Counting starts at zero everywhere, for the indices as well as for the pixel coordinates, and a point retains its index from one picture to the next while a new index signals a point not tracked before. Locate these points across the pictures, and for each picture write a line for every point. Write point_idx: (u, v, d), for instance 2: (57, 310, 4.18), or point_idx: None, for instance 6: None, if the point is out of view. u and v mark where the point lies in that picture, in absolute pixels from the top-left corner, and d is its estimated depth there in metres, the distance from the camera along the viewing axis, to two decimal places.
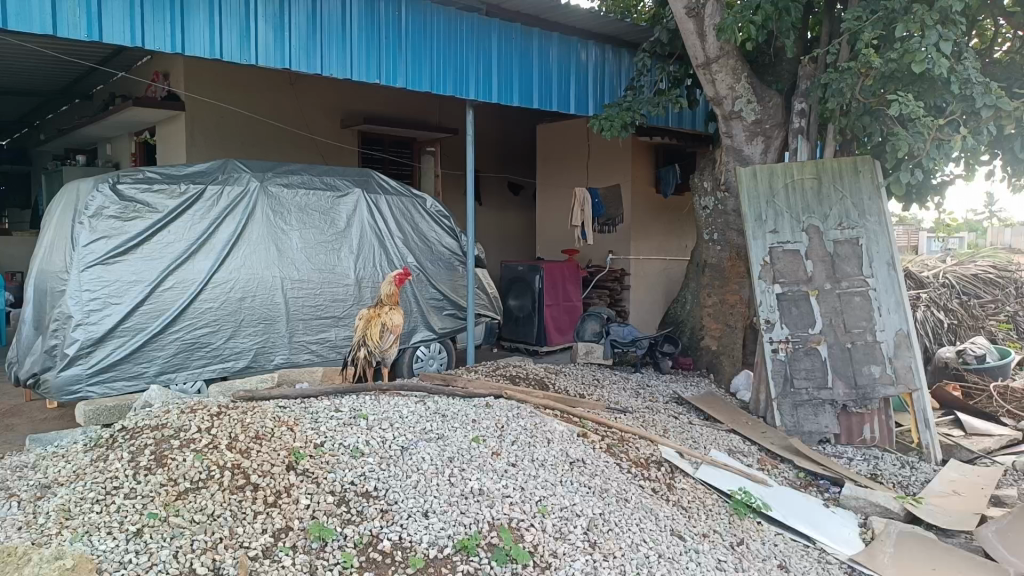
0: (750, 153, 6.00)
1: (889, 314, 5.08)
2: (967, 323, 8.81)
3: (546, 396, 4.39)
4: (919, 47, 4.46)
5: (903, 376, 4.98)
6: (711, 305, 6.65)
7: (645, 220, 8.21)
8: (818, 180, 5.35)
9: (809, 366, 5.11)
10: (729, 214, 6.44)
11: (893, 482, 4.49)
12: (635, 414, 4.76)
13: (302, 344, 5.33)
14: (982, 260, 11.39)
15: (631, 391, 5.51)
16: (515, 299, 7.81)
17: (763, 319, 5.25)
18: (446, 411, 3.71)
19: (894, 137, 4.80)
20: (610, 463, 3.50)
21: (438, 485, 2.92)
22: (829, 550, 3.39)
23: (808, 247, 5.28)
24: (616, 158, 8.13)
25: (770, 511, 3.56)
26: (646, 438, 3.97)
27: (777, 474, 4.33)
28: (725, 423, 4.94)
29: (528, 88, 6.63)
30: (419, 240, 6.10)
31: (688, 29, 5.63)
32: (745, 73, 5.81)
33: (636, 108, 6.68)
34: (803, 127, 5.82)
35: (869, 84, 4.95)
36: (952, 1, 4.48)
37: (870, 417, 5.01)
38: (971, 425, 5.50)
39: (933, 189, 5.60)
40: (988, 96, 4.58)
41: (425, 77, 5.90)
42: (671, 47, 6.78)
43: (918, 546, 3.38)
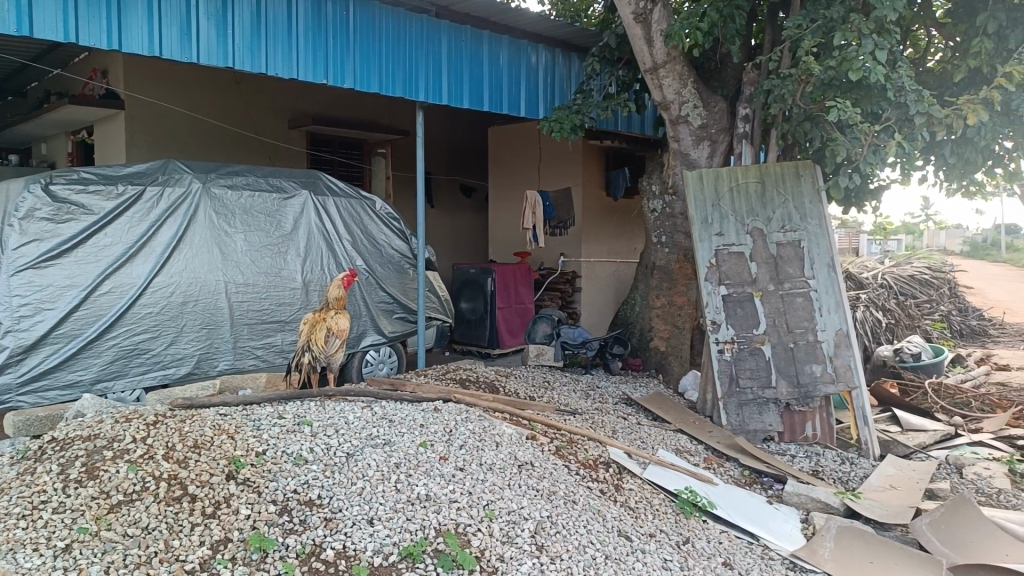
0: (696, 157, 6.11)
1: (829, 314, 5.22)
2: (904, 322, 9.15)
3: (495, 399, 4.38)
4: (856, 56, 4.60)
5: (843, 374, 5.13)
6: (659, 306, 6.74)
7: (596, 223, 8.27)
8: (761, 184, 5.47)
9: (754, 366, 5.22)
10: (677, 216, 6.54)
11: (833, 478, 4.61)
12: (585, 415, 4.79)
13: (247, 350, 5.20)
14: (918, 262, 11.87)
15: (581, 392, 5.55)
16: (467, 302, 7.79)
17: (709, 319, 5.36)
18: (394, 417, 3.66)
19: (832, 143, 4.95)
20: (559, 465, 3.51)
21: (384, 491, 2.88)
22: (772, 546, 3.46)
23: (752, 249, 5.39)
24: (567, 161, 8.17)
25: (715, 509, 3.61)
26: (595, 439, 3.99)
27: (722, 472, 4.40)
28: (672, 423, 5.02)
29: (478, 90, 6.61)
30: (369, 243, 6.03)
31: (636, 35, 5.69)
32: (691, 79, 5.91)
33: (586, 111, 6.74)
34: (747, 132, 5.95)
35: (809, 91, 5.10)
36: (886, 11, 4.64)
37: (812, 415, 5.15)
38: (907, 422, 5.71)
39: (871, 193, 5.79)
40: (920, 103, 4.74)
41: (374, 79, 5.84)
42: (620, 51, 6.86)
43: (857, 540, 3.49)
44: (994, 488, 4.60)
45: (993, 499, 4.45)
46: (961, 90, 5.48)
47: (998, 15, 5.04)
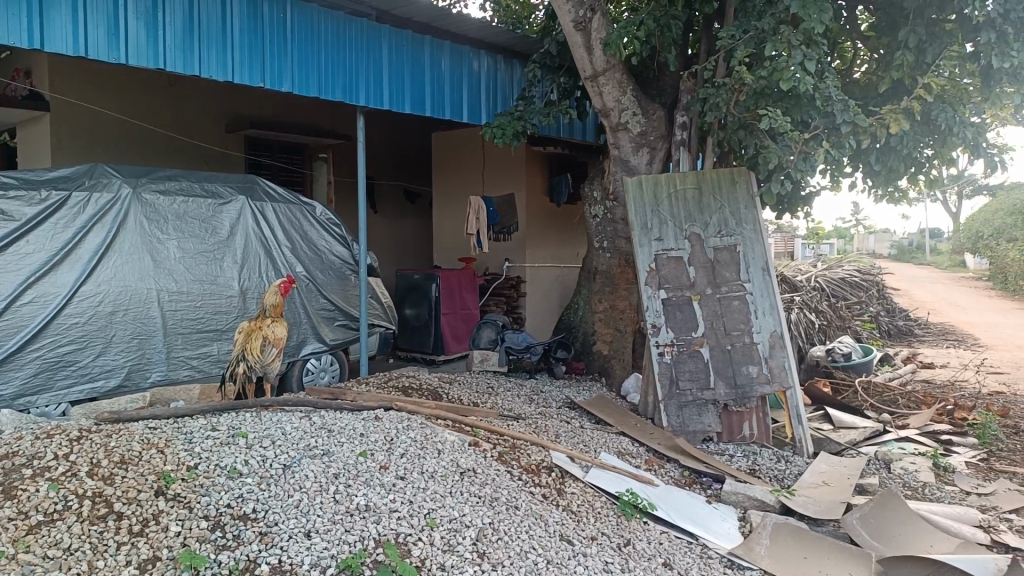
0: (636, 164, 6.22)
1: (764, 316, 5.36)
2: (835, 324, 9.49)
3: (438, 406, 4.35)
4: (786, 66, 4.75)
5: (778, 375, 5.27)
6: (602, 311, 6.82)
7: (539, 229, 8.31)
8: (698, 190, 5.59)
9: (693, 368, 5.33)
10: (618, 222, 6.64)
11: (769, 476, 4.74)
12: (528, 420, 4.80)
13: (181, 360, 5.04)
14: (849, 265, 12.34)
15: (525, 397, 5.56)
16: (411, 308, 7.73)
17: (649, 323, 5.44)
18: (333, 426, 3.60)
19: (765, 150, 5.10)
20: (502, 471, 3.51)
21: (322, 503, 2.82)
22: (710, 545, 3.51)
23: (690, 253, 5.51)
24: (510, 167, 8.19)
25: (656, 510, 3.66)
26: (537, 444, 4.00)
27: (662, 473, 4.47)
28: (614, 425, 5.08)
29: (420, 96, 6.58)
30: (309, 249, 5.92)
31: (576, 42, 5.76)
32: (630, 86, 6.00)
33: (527, 118, 6.78)
34: (684, 139, 6.08)
35: (742, 99, 5.25)
36: (814, 23, 4.80)
37: (749, 415, 5.29)
38: (838, 419, 5.91)
39: (802, 199, 5.99)
40: (847, 113, 4.87)
41: (313, 83, 5.75)
42: (561, 58, 6.93)
43: (791, 537, 3.60)
44: (919, 482, 4.80)
45: (917, 492, 4.64)
46: (885, 100, 5.72)
47: (918, 29, 5.29)
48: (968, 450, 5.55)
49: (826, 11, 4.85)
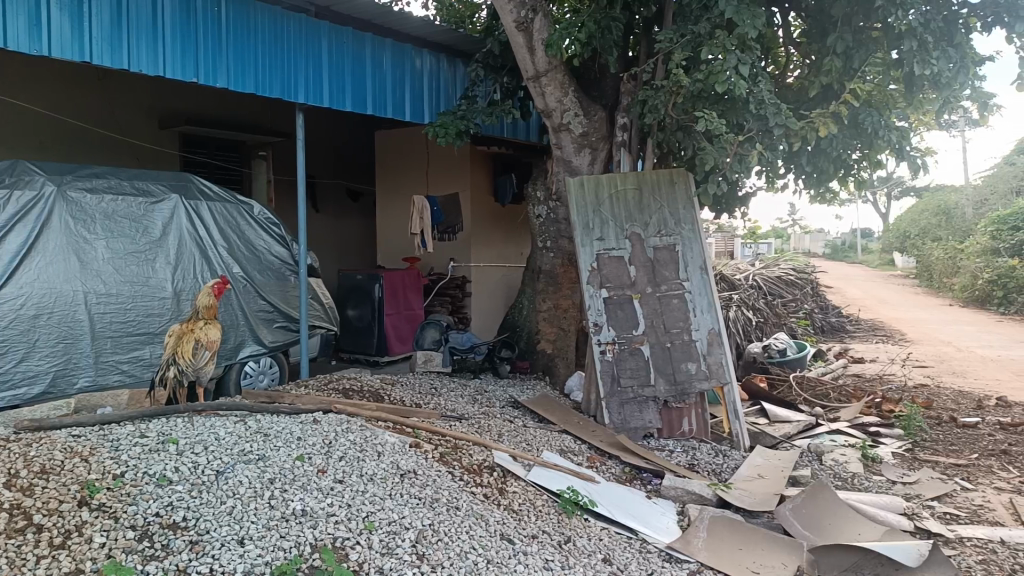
0: (578, 164, 6.28)
1: (702, 314, 5.49)
2: (771, 321, 9.77)
3: (378, 408, 4.30)
4: (721, 70, 4.87)
5: (716, 371, 5.40)
6: (545, 310, 6.85)
7: (484, 228, 8.30)
8: (639, 191, 5.68)
9: (634, 366, 5.41)
10: (561, 222, 6.69)
11: (707, 470, 4.84)
12: (471, 420, 4.79)
13: (110, 365, 4.86)
14: (785, 264, 12.73)
15: (468, 397, 5.55)
16: (354, 309, 7.63)
17: (592, 322, 5.49)
18: (269, 430, 3.53)
19: (701, 152, 5.21)
20: (443, 472, 3.49)
21: (256, 509, 2.76)
22: (649, 540, 3.57)
23: (631, 253, 5.59)
24: (453, 166, 8.17)
25: (597, 507, 3.68)
26: (480, 444, 3.99)
27: (604, 470, 4.52)
28: (557, 424, 5.11)
29: (361, 94, 6.49)
30: (246, 249, 5.77)
31: (518, 43, 5.77)
32: (572, 88, 6.05)
33: (470, 117, 6.77)
34: (625, 140, 6.17)
35: (680, 101, 5.36)
36: (748, 28, 4.92)
37: (687, 411, 5.41)
38: (773, 414, 6.09)
39: (739, 200, 6.16)
40: (778, 116, 5.03)
41: (249, 78, 5.60)
42: (503, 58, 6.95)
43: (728, 529, 3.70)
44: (849, 472, 4.99)
45: (847, 482, 4.82)
46: (815, 104, 5.92)
47: (846, 36, 5.49)
48: (894, 440, 5.79)
49: (758, 17, 4.98)
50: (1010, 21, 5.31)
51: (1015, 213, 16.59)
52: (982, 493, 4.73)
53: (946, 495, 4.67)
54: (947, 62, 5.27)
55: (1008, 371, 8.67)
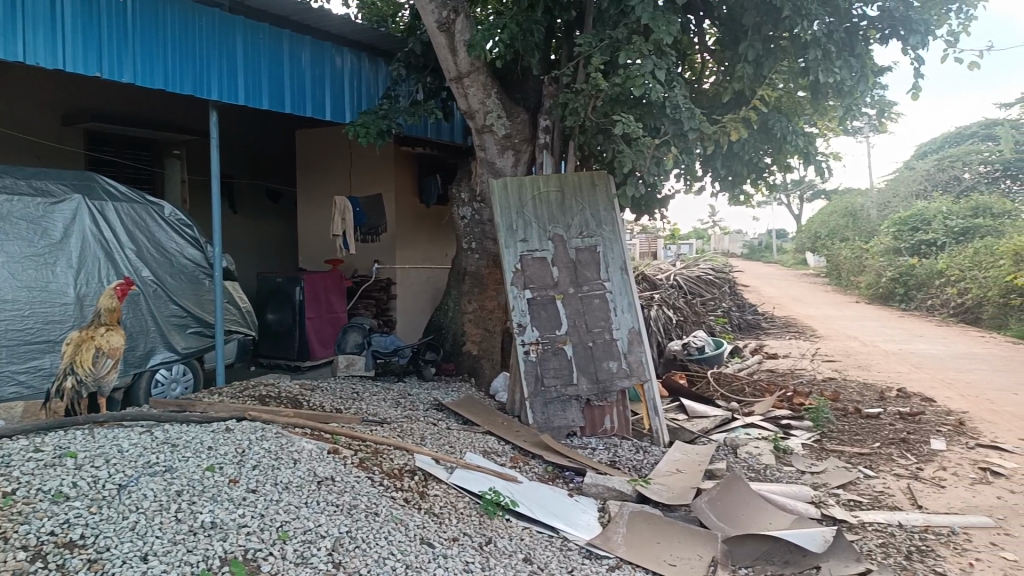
0: (501, 166, 6.30)
1: (623, 313, 5.61)
2: (691, 319, 10.06)
3: (296, 415, 4.19)
4: (638, 74, 4.98)
5: (636, 369, 5.52)
6: (471, 311, 6.84)
7: (409, 230, 8.21)
8: (561, 193, 5.74)
9: (557, 365, 5.47)
10: (485, 223, 6.70)
11: (628, 466, 4.94)
12: (393, 424, 4.73)
13: (6, 375, 4.59)
14: (704, 263, 13.14)
15: (391, 401, 5.48)
16: (273, 313, 7.43)
17: (515, 323, 5.51)
18: (177, 440, 3.40)
19: (620, 155, 5.32)
20: (362, 477, 3.43)
21: (162, 523, 2.65)
22: (570, 537, 3.61)
23: (553, 254, 5.65)
24: (376, 167, 8.06)
25: (519, 507, 3.69)
26: (401, 448, 3.94)
27: (527, 469, 4.54)
28: (481, 425, 5.10)
29: (278, 92, 6.32)
30: (157, 252, 5.52)
31: (440, 43, 5.75)
32: (495, 89, 6.06)
33: (393, 117, 6.69)
34: (548, 142, 6.23)
35: (600, 104, 5.47)
36: (663, 34, 5.05)
37: (610, 409, 5.50)
38: (692, 409, 6.28)
39: (658, 201, 6.32)
40: (693, 120, 5.19)
41: (158, 73, 5.38)
42: (426, 59, 6.92)
43: (646, 524, 3.78)
44: (762, 464, 5.19)
45: (761, 474, 5.02)
46: (728, 109, 6.14)
47: (756, 44, 5.70)
48: (804, 432, 6.06)
49: (673, 24, 5.10)
50: (904, 33, 5.65)
51: (914, 215, 17.66)
52: (883, 479, 5.00)
53: (850, 483, 4.92)
54: (848, 72, 5.57)
55: (907, 363, 9.21)
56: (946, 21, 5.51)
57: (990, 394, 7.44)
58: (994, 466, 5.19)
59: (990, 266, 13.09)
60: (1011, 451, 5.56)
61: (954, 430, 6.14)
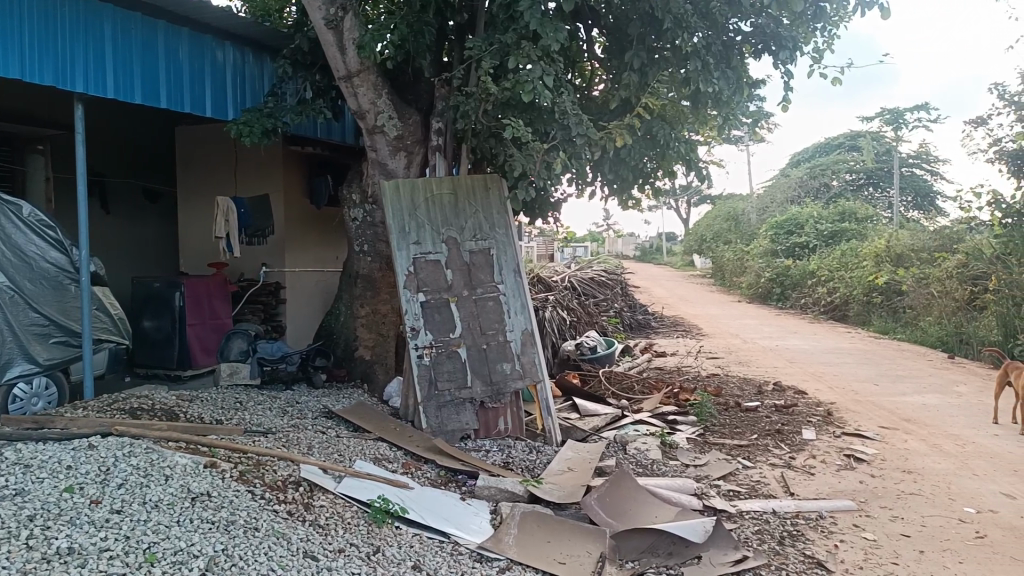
0: (393, 167, 6.19)
1: (516, 315, 5.65)
2: (585, 320, 10.29)
3: (171, 428, 3.96)
4: (526, 79, 5.05)
5: (529, 370, 5.58)
6: (363, 315, 6.69)
7: (299, 232, 7.92)
8: (454, 195, 5.72)
9: (451, 369, 5.44)
10: (378, 225, 6.56)
11: (521, 467, 4.96)
12: (278, 434, 4.55)
13: None
14: (598, 265, 13.49)
15: (277, 410, 5.28)
16: (150, 320, 7.01)
17: (409, 326, 5.44)
18: (32, 461, 3.19)
19: (511, 158, 5.37)
20: (242, 492, 3.28)
21: (10, 551, 2.47)
22: (461, 541, 3.58)
23: (447, 257, 5.62)
24: (264, 166, 7.74)
25: (409, 513, 3.63)
26: (286, 459, 3.80)
27: (420, 475, 4.47)
28: (372, 432, 4.99)
29: (154, 86, 5.96)
30: (13, 255, 5.07)
31: (327, 41, 5.61)
32: (385, 90, 5.96)
33: (278, 116, 6.45)
34: (440, 145, 6.17)
35: (491, 108, 5.52)
36: (550, 41, 5.14)
37: (503, 410, 5.52)
38: (584, 408, 6.42)
39: (550, 205, 6.45)
40: (580, 126, 5.32)
41: (14, 61, 4.95)
42: (313, 56, 6.72)
43: (537, 524, 3.81)
44: (649, 459, 5.37)
45: (648, 468, 5.18)
46: (614, 116, 6.35)
47: (641, 53, 5.88)
48: (689, 427, 6.30)
49: (560, 31, 5.20)
50: (775, 48, 6.00)
51: (789, 220, 18.87)
52: (760, 469, 5.28)
53: (730, 474, 5.17)
54: (724, 83, 5.88)
55: (783, 358, 9.81)
56: (812, 38, 5.91)
57: (854, 386, 8.03)
58: (857, 452, 5.60)
59: (855, 267, 14.16)
60: (872, 438, 6.01)
61: (823, 420, 6.58)
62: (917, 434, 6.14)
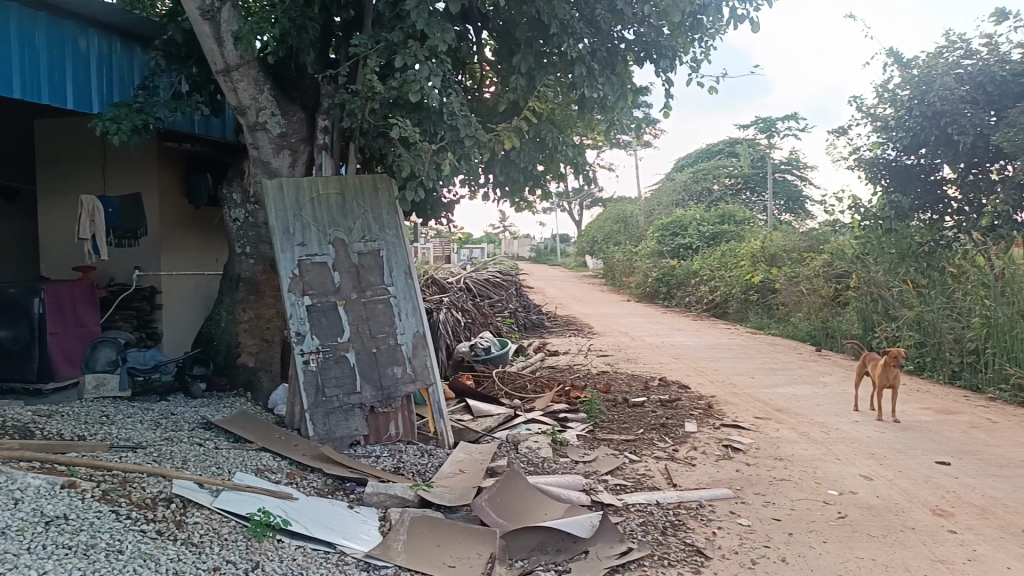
0: (277, 166, 5.93)
1: (407, 318, 5.58)
2: (479, 321, 10.32)
3: (25, 446, 3.68)
4: (413, 80, 4.99)
5: (420, 373, 5.52)
6: (246, 321, 6.41)
7: (176, 235, 7.47)
8: (342, 195, 5.58)
9: (339, 374, 5.30)
10: (260, 226, 6.30)
11: (412, 471, 4.86)
12: (150, 449, 4.29)
13: None
14: (493, 266, 13.59)
15: (150, 423, 4.96)
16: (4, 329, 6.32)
17: (293, 331, 5.26)
18: None
19: (399, 159, 5.28)
20: (104, 513, 3.09)
21: None
22: (347, 551, 3.49)
23: (334, 259, 5.47)
24: (136, 164, 7.26)
25: (291, 525, 3.49)
26: (156, 475, 3.60)
27: (305, 484, 4.31)
28: (254, 442, 4.78)
29: (6, 74, 5.46)
30: None
31: (203, 32, 5.35)
32: (267, 85, 5.73)
33: (150, 111, 6.05)
34: (327, 143, 5.96)
35: (377, 107, 5.42)
36: (438, 41, 5.11)
37: (394, 415, 5.42)
38: (476, 409, 6.44)
39: (441, 206, 6.42)
40: (469, 128, 5.31)
41: None
42: (189, 48, 6.40)
43: (427, 528, 3.77)
44: (540, 457, 5.44)
45: (538, 467, 5.25)
46: (503, 118, 6.42)
47: (529, 57, 5.92)
48: (579, 424, 6.44)
49: (447, 32, 5.18)
50: (656, 57, 6.23)
51: (674, 222, 19.70)
52: (645, 463, 5.47)
53: (617, 468, 5.32)
54: (609, 90, 6.03)
55: (668, 354, 10.21)
56: (689, 48, 6.20)
57: (733, 379, 8.47)
58: (734, 442, 5.90)
59: (734, 267, 14.96)
60: (748, 428, 6.36)
61: (704, 413, 6.90)
62: (787, 423, 6.55)
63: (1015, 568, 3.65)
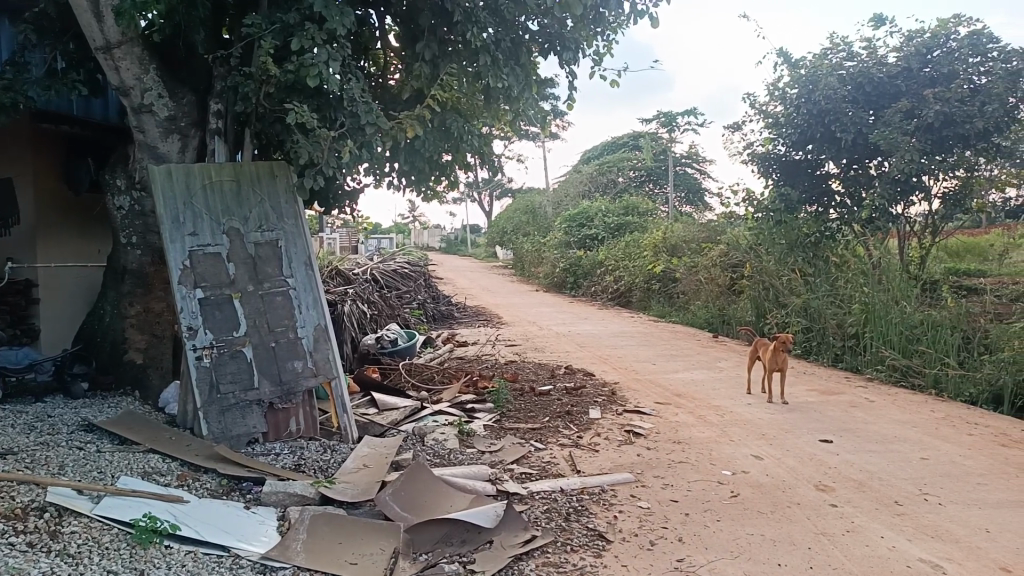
0: (165, 152, 5.60)
1: (307, 311, 5.42)
2: (385, 313, 10.15)
3: None
4: (310, 64, 4.79)
5: (322, 367, 5.36)
6: (133, 316, 6.04)
7: (54, 224, 6.95)
8: (236, 183, 5.34)
9: (235, 370, 5.05)
10: (148, 215, 5.95)
11: (314, 468, 4.71)
12: (23, 455, 3.98)
13: None
14: (400, 257, 13.44)
15: (23, 427, 4.60)
16: None
17: (185, 326, 4.97)
18: None
19: (296, 145, 5.08)
20: None
21: None
22: (242, 554, 3.35)
23: (229, 249, 5.23)
24: (8, 147, 6.74)
25: (181, 530, 3.32)
26: (28, 482, 3.37)
27: (197, 486, 4.10)
28: (141, 444, 4.51)
29: None
30: None
31: (79, 6, 4.98)
32: (153, 65, 5.41)
33: (20, 89, 5.61)
34: (220, 127, 5.67)
35: (272, 91, 5.20)
36: (336, 24, 4.95)
37: (295, 411, 5.23)
38: (382, 402, 6.33)
39: (343, 195, 6.25)
40: (369, 115, 5.18)
41: None
42: (64, 22, 5.93)
43: (327, 526, 3.67)
44: (446, 449, 5.41)
45: (444, 458, 5.21)
46: (406, 106, 6.33)
47: (432, 45, 5.88)
48: (486, 414, 6.45)
49: (346, 15, 5.03)
50: (559, 49, 6.26)
51: (580, 213, 20.04)
52: (550, 450, 5.54)
53: (523, 457, 5.36)
54: (514, 80, 6.00)
55: (575, 343, 10.39)
56: (592, 41, 6.29)
57: (636, 366, 8.71)
58: (636, 428, 6.08)
59: (637, 257, 15.38)
60: (649, 413, 6.55)
61: (608, 399, 7.06)
62: (686, 407, 6.80)
63: (887, 536, 3.93)
